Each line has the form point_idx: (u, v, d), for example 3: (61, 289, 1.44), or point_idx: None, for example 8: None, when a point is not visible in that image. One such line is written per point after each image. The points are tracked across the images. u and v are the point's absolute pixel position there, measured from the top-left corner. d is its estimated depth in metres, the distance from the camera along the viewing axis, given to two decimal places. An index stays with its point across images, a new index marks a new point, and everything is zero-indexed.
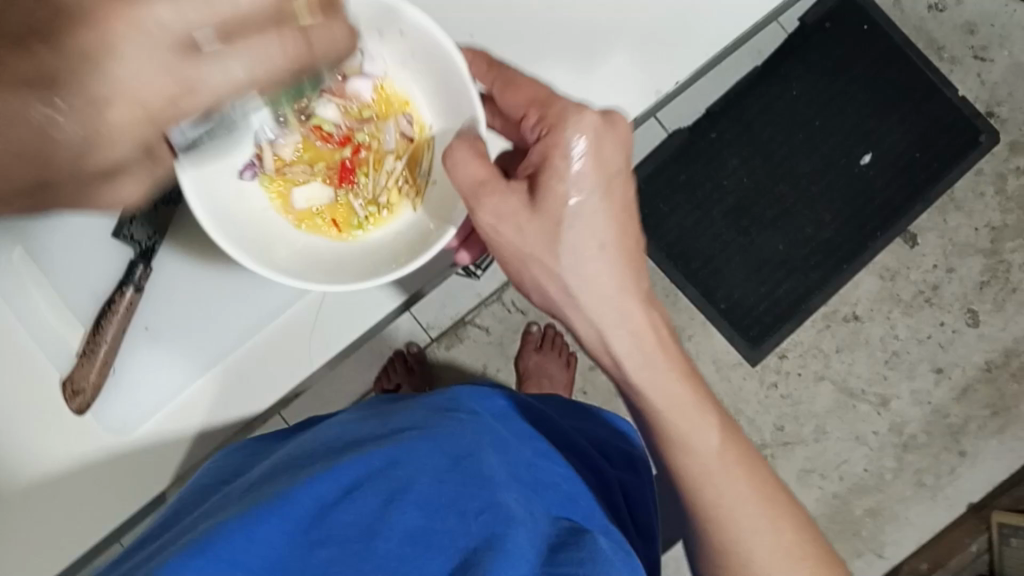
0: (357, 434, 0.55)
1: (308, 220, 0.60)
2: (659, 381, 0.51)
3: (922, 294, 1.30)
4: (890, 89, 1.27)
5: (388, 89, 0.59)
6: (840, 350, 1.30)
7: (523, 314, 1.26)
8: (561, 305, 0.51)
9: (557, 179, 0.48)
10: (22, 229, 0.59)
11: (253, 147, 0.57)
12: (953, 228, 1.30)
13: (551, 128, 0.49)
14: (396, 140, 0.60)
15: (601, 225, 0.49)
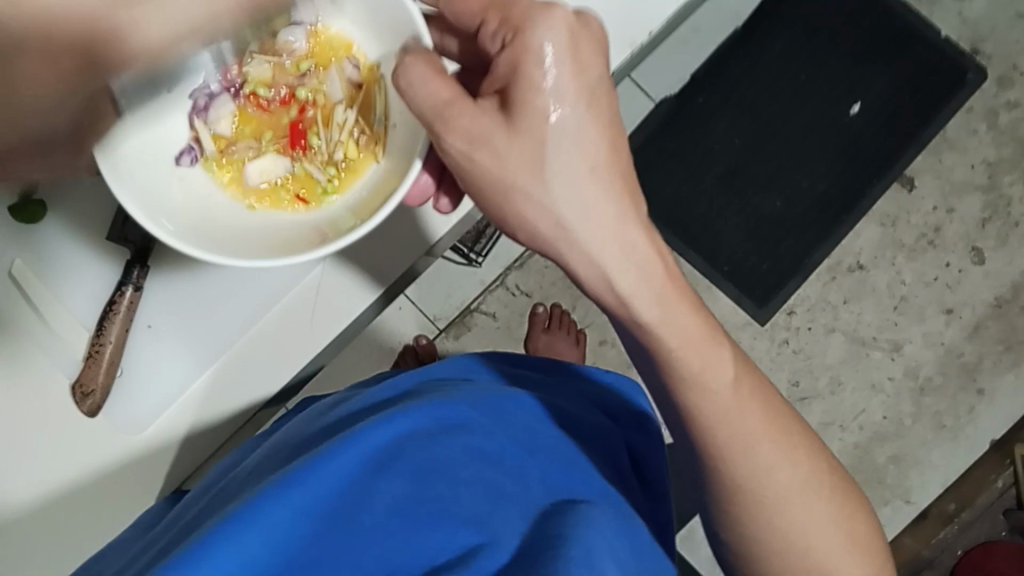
0: (341, 414, 0.55)
1: (267, 196, 0.56)
2: (667, 306, 0.51)
3: (924, 237, 1.30)
4: (871, 36, 1.27)
5: (323, 34, 0.56)
6: (847, 301, 1.30)
7: (529, 297, 1.27)
8: (554, 242, 0.51)
9: (535, 92, 0.48)
10: (22, 238, 0.61)
11: (188, 130, 0.55)
12: (949, 168, 1.30)
13: (516, 31, 0.48)
14: (343, 88, 0.57)
15: (587, 141, 0.49)
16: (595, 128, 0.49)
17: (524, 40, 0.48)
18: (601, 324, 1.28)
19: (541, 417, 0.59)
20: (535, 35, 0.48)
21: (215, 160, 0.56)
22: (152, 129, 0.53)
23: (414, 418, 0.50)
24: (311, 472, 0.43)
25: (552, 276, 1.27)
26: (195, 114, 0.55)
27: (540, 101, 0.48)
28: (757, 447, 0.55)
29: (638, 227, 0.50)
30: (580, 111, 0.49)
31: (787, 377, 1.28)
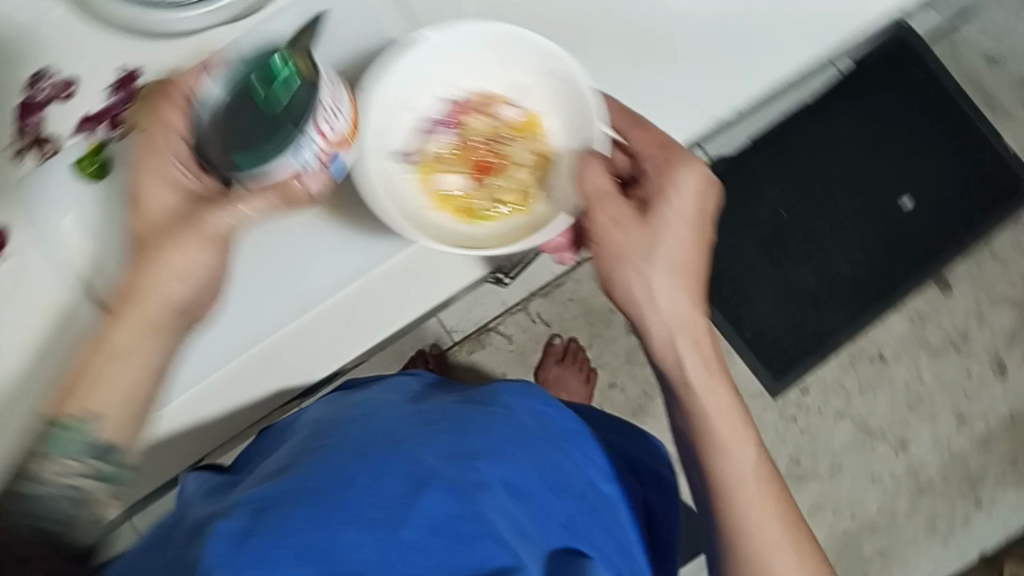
0: (391, 421, 0.56)
1: (442, 202, 0.69)
2: (708, 393, 0.62)
3: (950, 340, 1.30)
4: (938, 131, 1.26)
5: (532, 120, 0.68)
6: (862, 389, 1.30)
7: (548, 326, 1.28)
8: (638, 306, 0.63)
9: (666, 207, 0.62)
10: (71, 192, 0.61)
11: (412, 137, 0.68)
12: (987, 278, 1.30)
13: (666, 163, 0.62)
14: (529, 158, 0.69)
15: (682, 249, 0.62)
16: (691, 244, 0.63)
17: (679, 176, 0.61)
18: (614, 367, 1.29)
19: (578, 464, 0.60)
20: (675, 173, 0.61)
21: (420, 166, 0.68)
22: (379, 127, 0.65)
23: (451, 447, 0.52)
24: (345, 492, 0.46)
25: (575, 310, 1.28)
26: (422, 129, 0.68)
27: (673, 223, 0.62)
28: (770, 542, 0.58)
29: (699, 329, 0.63)
30: (687, 230, 0.62)
31: (789, 453, 1.28)
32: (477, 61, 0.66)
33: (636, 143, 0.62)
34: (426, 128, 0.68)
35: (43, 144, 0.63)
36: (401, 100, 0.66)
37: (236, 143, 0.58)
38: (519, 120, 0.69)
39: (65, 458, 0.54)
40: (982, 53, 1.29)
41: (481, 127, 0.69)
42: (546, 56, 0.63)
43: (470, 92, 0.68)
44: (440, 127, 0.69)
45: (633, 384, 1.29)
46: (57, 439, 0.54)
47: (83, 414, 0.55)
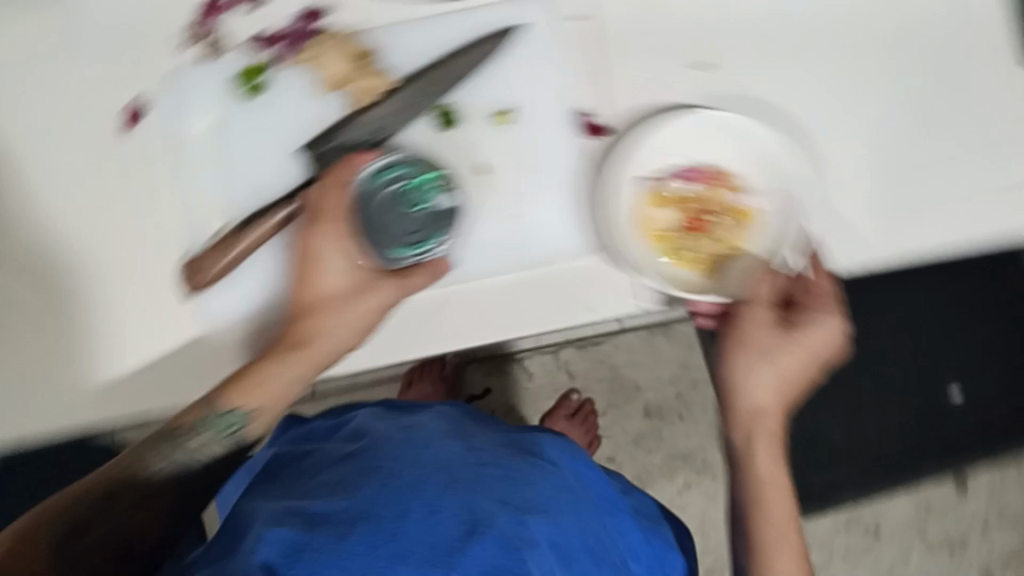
0: (446, 448, 0.54)
1: (648, 225, 0.66)
2: (774, 494, 0.64)
3: (948, 542, 1.28)
4: None
5: (754, 218, 0.66)
6: (845, 554, 1.28)
7: (570, 378, 1.27)
8: (742, 413, 0.65)
9: (809, 338, 0.63)
10: (224, 108, 0.66)
11: (660, 168, 0.66)
12: (1007, 496, 1.28)
13: (824, 302, 0.63)
14: (734, 240, 0.66)
15: (798, 381, 0.64)
16: (807, 376, 0.64)
17: (817, 324, 0.63)
18: (618, 443, 1.27)
19: (615, 542, 0.58)
20: (819, 313, 0.63)
21: (645, 192, 0.66)
22: (643, 149, 0.65)
23: (507, 495, 0.50)
24: (399, 529, 0.45)
25: (601, 373, 1.27)
26: (676, 172, 0.66)
27: (807, 347, 0.63)
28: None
29: (776, 428, 0.65)
30: (808, 366, 0.64)
31: None
32: (737, 147, 0.65)
33: (810, 285, 0.64)
34: (679, 170, 0.66)
35: (212, 43, 0.67)
36: (638, 154, 0.65)
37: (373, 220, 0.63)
38: (739, 213, 0.66)
39: (209, 432, 0.59)
40: None
41: (712, 198, 0.66)
42: (769, 155, 0.65)
43: (723, 168, 0.66)
44: (678, 173, 0.66)
45: (630, 466, 1.27)
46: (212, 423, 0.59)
47: (241, 408, 0.59)
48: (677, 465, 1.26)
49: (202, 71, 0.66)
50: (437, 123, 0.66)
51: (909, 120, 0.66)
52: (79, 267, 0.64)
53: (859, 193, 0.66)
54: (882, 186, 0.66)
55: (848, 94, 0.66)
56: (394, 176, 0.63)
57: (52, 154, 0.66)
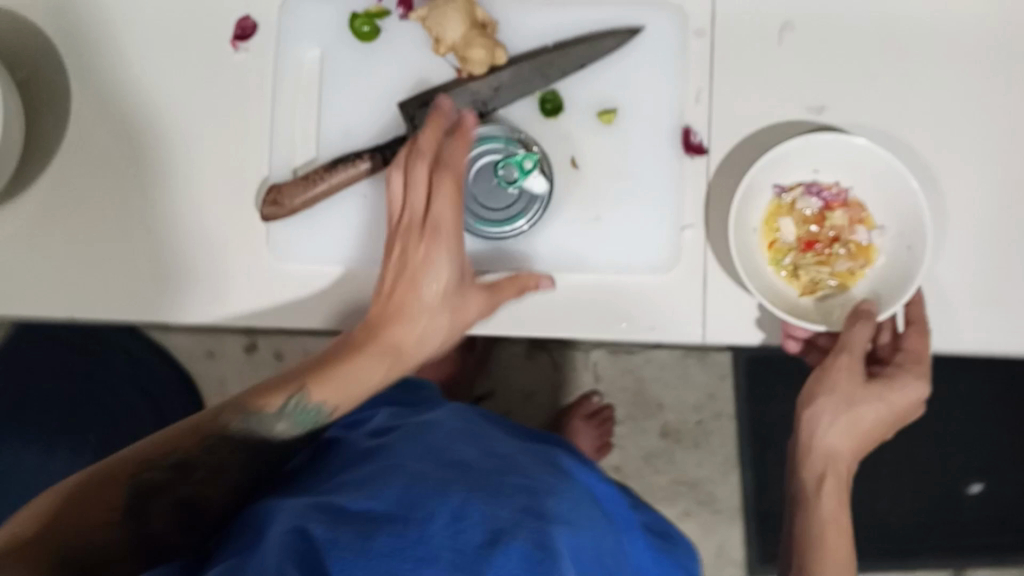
0: (462, 454, 0.52)
1: (763, 229, 0.63)
2: (835, 535, 0.62)
3: None
4: None
5: (872, 257, 0.62)
6: None
7: (596, 380, 1.26)
8: (813, 450, 0.62)
9: (895, 393, 0.60)
10: (334, 43, 0.67)
11: (801, 179, 0.63)
12: None
13: (920, 361, 0.60)
14: (844, 271, 0.62)
15: (876, 430, 0.62)
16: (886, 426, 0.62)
17: (903, 383, 0.60)
18: (627, 455, 1.26)
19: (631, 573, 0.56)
20: (911, 370, 0.60)
21: (771, 200, 0.63)
22: (786, 157, 0.62)
23: (530, 505, 0.48)
24: (422, 535, 0.43)
25: (628, 383, 1.26)
26: (810, 185, 0.63)
27: (891, 401, 0.60)
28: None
29: (846, 470, 0.62)
30: (888, 420, 0.61)
31: None
32: (878, 182, 0.61)
33: (907, 344, 0.60)
34: (813, 185, 0.63)
35: None
36: (768, 170, 0.62)
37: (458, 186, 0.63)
38: (861, 251, 0.62)
39: (287, 420, 0.55)
40: None
41: (839, 227, 0.63)
42: (904, 201, 0.60)
43: (857, 198, 0.63)
44: (812, 190, 0.63)
45: (634, 481, 1.25)
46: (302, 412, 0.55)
47: (321, 403, 0.55)
48: (680, 491, 1.24)
49: (321, 7, 0.67)
50: (540, 107, 0.64)
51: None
52: (166, 172, 0.67)
53: (957, 272, 0.62)
54: (982, 274, 0.62)
55: (965, 167, 0.63)
56: (483, 150, 0.63)
57: (163, 60, 0.68)
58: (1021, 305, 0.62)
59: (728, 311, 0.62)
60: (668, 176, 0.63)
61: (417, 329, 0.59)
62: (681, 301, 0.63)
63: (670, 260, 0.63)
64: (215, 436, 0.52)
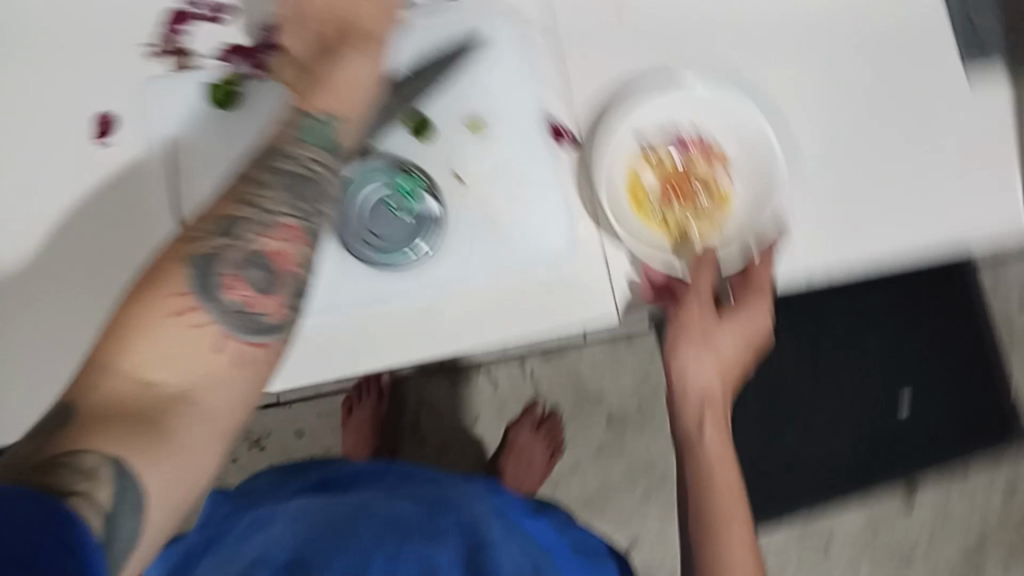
0: (353, 507, 0.56)
1: (629, 185, 0.67)
2: (722, 479, 0.60)
3: (894, 556, 1.33)
4: (957, 359, 1.28)
5: (727, 197, 0.67)
6: (799, 570, 1.32)
7: (535, 388, 1.29)
8: (684, 401, 0.63)
9: (746, 323, 0.63)
10: (203, 116, 0.67)
11: (655, 133, 0.67)
12: (950, 511, 1.33)
13: (755, 288, 0.63)
14: (706, 214, 0.67)
15: (734, 367, 0.63)
16: (740, 363, 0.63)
17: (748, 310, 0.63)
18: (580, 453, 1.29)
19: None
20: (754, 301, 0.63)
21: (632, 153, 0.67)
22: (642, 119, 0.66)
23: (412, 534, 0.52)
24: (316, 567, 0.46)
25: (566, 384, 1.30)
26: (664, 137, 0.67)
27: (745, 330, 0.63)
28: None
29: (721, 412, 0.63)
30: (742, 355, 0.63)
31: None
32: (733, 128, 0.67)
33: (752, 273, 0.63)
34: (668, 135, 0.67)
35: (184, 54, 0.68)
36: (630, 127, 0.66)
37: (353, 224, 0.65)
38: (719, 195, 0.67)
39: (248, 279, 0.46)
40: None
41: (703, 172, 0.67)
42: (755, 142, 0.66)
43: (715, 142, 0.67)
44: (671, 139, 0.67)
45: (592, 476, 1.29)
46: (197, 276, 0.45)
47: (247, 244, 0.47)
48: (636, 476, 1.28)
49: (180, 81, 0.67)
50: (411, 131, 0.66)
51: (872, 129, 0.68)
52: (68, 272, 0.67)
53: (822, 199, 0.67)
54: (846, 196, 0.67)
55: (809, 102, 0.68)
56: (370, 187, 0.65)
57: (35, 163, 0.68)
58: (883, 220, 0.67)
59: (630, 291, 0.66)
60: (551, 172, 0.67)
61: (347, 72, 0.56)
62: (591, 288, 0.66)
63: (572, 250, 0.66)
64: (89, 398, 0.41)
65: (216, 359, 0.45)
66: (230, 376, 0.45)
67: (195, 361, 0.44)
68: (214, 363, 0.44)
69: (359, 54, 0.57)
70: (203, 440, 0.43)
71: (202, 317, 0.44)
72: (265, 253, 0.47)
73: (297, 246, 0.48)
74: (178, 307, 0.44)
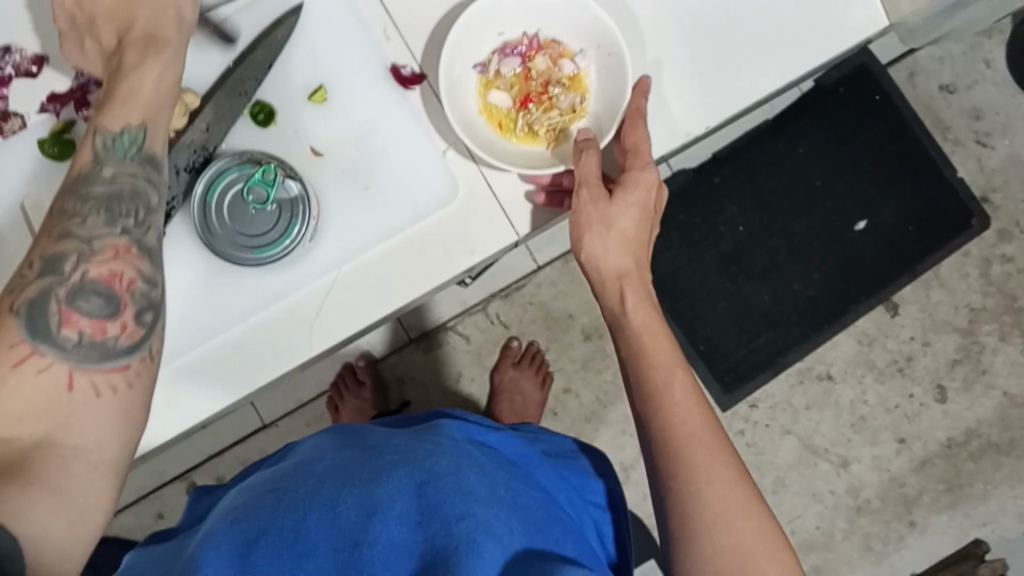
0: (300, 466, 0.63)
1: (488, 113, 0.70)
2: (655, 345, 0.64)
3: (896, 363, 1.34)
4: (893, 163, 1.33)
5: (580, 81, 0.71)
6: (809, 408, 1.34)
7: (506, 327, 1.30)
8: (607, 282, 0.67)
9: (638, 193, 0.66)
10: (47, 178, 0.67)
11: (490, 52, 0.70)
12: (934, 304, 1.34)
13: (636, 157, 0.66)
14: (565, 108, 0.70)
15: (639, 237, 0.67)
16: (644, 233, 0.67)
17: (636, 179, 0.66)
18: (569, 373, 1.31)
19: (515, 485, 0.62)
20: (639, 168, 0.66)
21: (478, 80, 0.70)
22: (474, 41, 0.69)
23: (341, 469, 0.59)
24: (260, 517, 0.55)
25: (533, 313, 1.30)
26: (501, 53, 0.70)
27: (639, 201, 0.66)
28: (716, 496, 0.57)
29: (641, 284, 0.67)
30: (644, 223, 0.67)
31: None
32: (562, 14, 0.68)
33: (627, 142, 0.66)
34: (503, 49, 0.70)
35: (6, 119, 0.67)
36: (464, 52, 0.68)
37: (224, 235, 0.63)
38: (572, 83, 0.70)
39: (88, 311, 0.50)
40: (942, 81, 1.34)
41: (547, 70, 0.71)
42: (586, 17, 0.67)
43: (547, 38, 0.70)
44: (507, 52, 0.70)
45: (587, 392, 1.30)
46: (34, 313, 0.49)
47: (81, 272, 0.51)
48: None
49: (13, 149, 0.67)
50: (255, 121, 0.65)
51: None
52: None
53: (677, 65, 0.72)
54: (692, 54, 0.72)
55: None
56: (224, 186, 0.63)
57: None
58: (737, 63, 0.72)
59: (522, 202, 0.67)
60: (405, 115, 0.66)
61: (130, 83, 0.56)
62: (481, 217, 0.66)
63: (452, 189, 0.66)
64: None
65: (72, 397, 0.48)
66: (95, 411, 0.48)
67: (55, 406, 0.47)
68: (69, 401, 0.47)
69: (148, 59, 0.57)
70: (82, 477, 0.46)
71: (45, 361, 0.48)
72: (96, 280, 0.51)
73: (123, 264, 0.52)
74: (19, 356, 0.47)
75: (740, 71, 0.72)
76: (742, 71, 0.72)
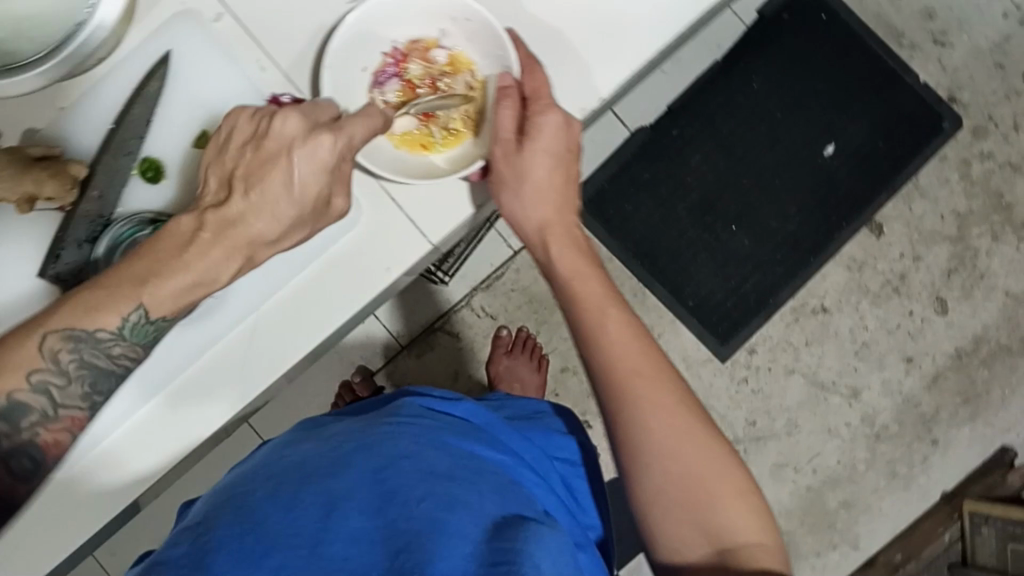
0: (251, 466, 0.61)
1: (404, 141, 0.68)
2: (587, 288, 0.64)
3: (890, 284, 1.31)
4: (850, 79, 1.29)
5: (459, 59, 0.69)
6: (809, 343, 1.31)
7: (493, 318, 1.29)
8: (534, 232, 0.67)
9: (550, 140, 0.65)
10: None
11: (367, 86, 0.68)
12: (919, 216, 1.31)
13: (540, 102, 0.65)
14: (462, 89, 0.69)
15: (560, 185, 0.67)
16: (562, 179, 0.67)
17: (544, 126, 0.65)
18: (563, 352, 1.29)
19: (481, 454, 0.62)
20: (545, 112, 0.65)
21: None
22: (349, 68, 0.67)
23: (296, 466, 0.57)
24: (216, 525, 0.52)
25: (517, 300, 1.29)
26: (375, 85, 0.69)
27: (549, 148, 0.65)
28: (668, 427, 0.57)
29: (565, 230, 0.67)
30: (558, 170, 0.67)
31: (745, 416, 1.31)
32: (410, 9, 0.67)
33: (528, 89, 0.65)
34: (376, 81, 0.69)
35: None
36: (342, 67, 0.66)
37: None
38: (452, 67, 0.69)
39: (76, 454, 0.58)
40: None
41: (424, 73, 0.69)
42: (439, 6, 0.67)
43: (406, 43, 0.69)
44: (383, 77, 0.69)
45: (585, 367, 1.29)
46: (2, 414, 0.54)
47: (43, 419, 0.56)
48: None
49: None
50: (144, 178, 0.65)
51: None
52: None
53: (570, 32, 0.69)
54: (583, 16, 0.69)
55: None
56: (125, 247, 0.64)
57: None
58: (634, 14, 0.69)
59: (442, 203, 0.67)
60: None
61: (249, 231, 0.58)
62: (391, 229, 0.67)
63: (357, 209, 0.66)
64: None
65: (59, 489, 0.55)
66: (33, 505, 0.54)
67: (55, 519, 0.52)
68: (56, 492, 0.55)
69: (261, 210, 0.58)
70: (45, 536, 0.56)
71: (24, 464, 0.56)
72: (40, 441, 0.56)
73: (70, 434, 0.58)
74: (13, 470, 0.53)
75: (643, 18, 0.69)
76: (637, 24, 0.69)
